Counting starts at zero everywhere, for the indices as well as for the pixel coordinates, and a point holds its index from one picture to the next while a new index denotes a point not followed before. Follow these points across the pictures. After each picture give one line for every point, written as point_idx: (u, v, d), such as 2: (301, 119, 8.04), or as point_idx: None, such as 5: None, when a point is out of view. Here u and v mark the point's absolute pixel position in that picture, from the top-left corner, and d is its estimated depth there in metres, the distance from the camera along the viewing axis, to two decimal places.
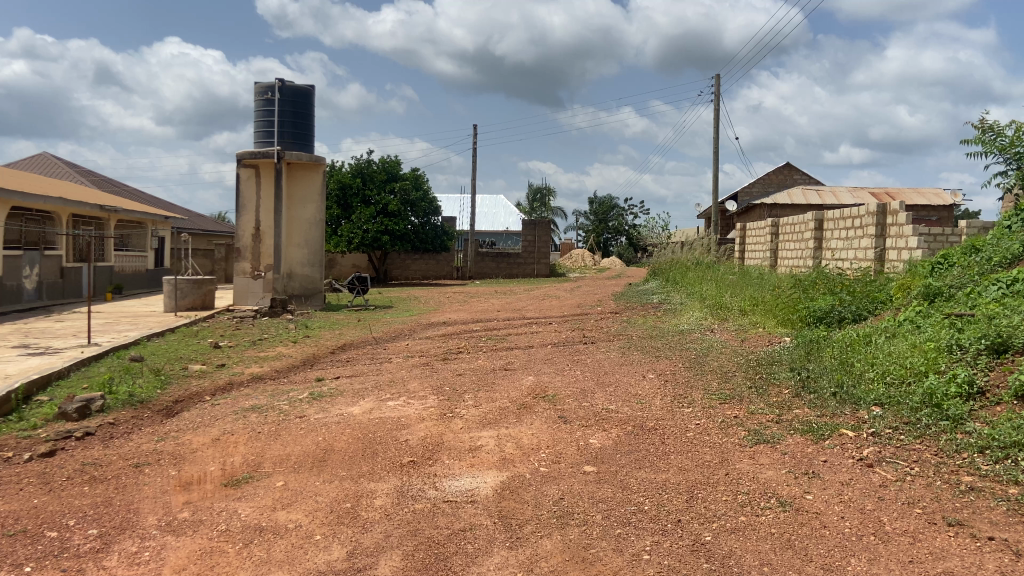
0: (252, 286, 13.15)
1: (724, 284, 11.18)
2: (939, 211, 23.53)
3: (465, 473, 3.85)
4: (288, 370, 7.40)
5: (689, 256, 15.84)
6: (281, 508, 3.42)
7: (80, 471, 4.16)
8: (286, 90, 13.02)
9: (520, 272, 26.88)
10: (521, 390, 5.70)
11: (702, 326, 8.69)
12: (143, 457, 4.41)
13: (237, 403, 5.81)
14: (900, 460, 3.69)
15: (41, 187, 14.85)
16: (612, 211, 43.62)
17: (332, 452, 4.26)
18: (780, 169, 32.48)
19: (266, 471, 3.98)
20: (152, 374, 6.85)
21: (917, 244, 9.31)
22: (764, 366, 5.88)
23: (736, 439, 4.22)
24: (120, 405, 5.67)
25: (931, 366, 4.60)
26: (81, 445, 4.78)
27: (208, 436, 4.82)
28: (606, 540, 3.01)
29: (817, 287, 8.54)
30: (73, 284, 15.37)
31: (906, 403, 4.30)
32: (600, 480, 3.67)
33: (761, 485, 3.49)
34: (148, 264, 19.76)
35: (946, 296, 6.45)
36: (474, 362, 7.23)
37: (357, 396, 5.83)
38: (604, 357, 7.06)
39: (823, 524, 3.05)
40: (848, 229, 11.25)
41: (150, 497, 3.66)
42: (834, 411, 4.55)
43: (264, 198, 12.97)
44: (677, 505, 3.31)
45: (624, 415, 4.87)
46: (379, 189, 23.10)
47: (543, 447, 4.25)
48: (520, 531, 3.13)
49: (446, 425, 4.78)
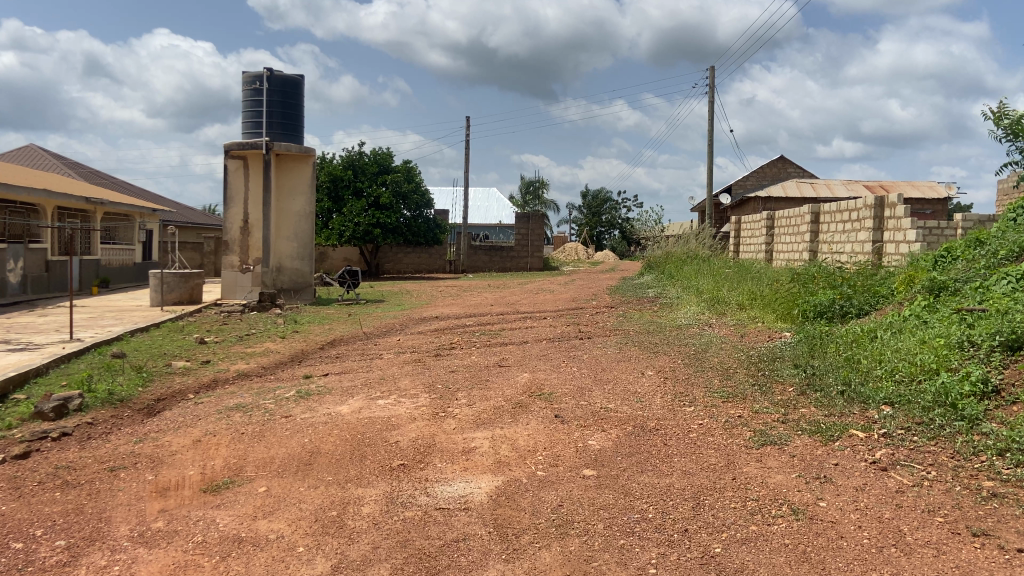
0: (240, 279, 12.81)
1: (719, 278, 11.02)
2: (933, 205, 23.49)
3: (458, 478, 3.65)
4: (275, 367, 7.17)
5: (684, 250, 15.69)
6: (263, 517, 3.21)
7: (52, 475, 3.93)
8: (274, 79, 12.74)
9: (513, 266, 26.62)
10: (516, 388, 5.49)
11: (700, 321, 8.52)
12: (119, 460, 4.19)
13: (220, 402, 5.60)
14: (915, 464, 3.53)
15: (25, 178, 14.47)
16: (605, 205, 43.55)
17: (319, 455, 4.06)
18: (775, 163, 32.40)
19: (248, 476, 3.77)
20: (133, 371, 6.62)
21: (916, 237, 9.17)
22: (766, 362, 5.70)
23: (741, 441, 4.03)
24: (99, 404, 5.44)
25: (942, 364, 4.44)
26: (57, 446, 4.56)
27: (188, 438, 4.59)
28: (608, 553, 2.82)
29: (816, 280, 8.36)
30: (58, 277, 15.03)
31: (918, 402, 4.13)
32: (600, 485, 3.48)
33: (771, 491, 3.31)
34: (135, 257, 19.40)
35: (952, 291, 6.34)
36: (467, 358, 7.02)
37: (345, 394, 5.61)
38: (600, 353, 6.87)
39: (840, 535, 2.87)
40: (844, 223, 11.11)
41: (122, 505, 3.44)
42: (842, 410, 4.37)
43: (252, 189, 12.60)
44: (683, 514, 3.12)
45: (625, 414, 4.68)
46: (371, 181, 22.85)
47: (541, 449, 4.06)
48: (517, 542, 2.94)
49: (438, 425, 4.58)
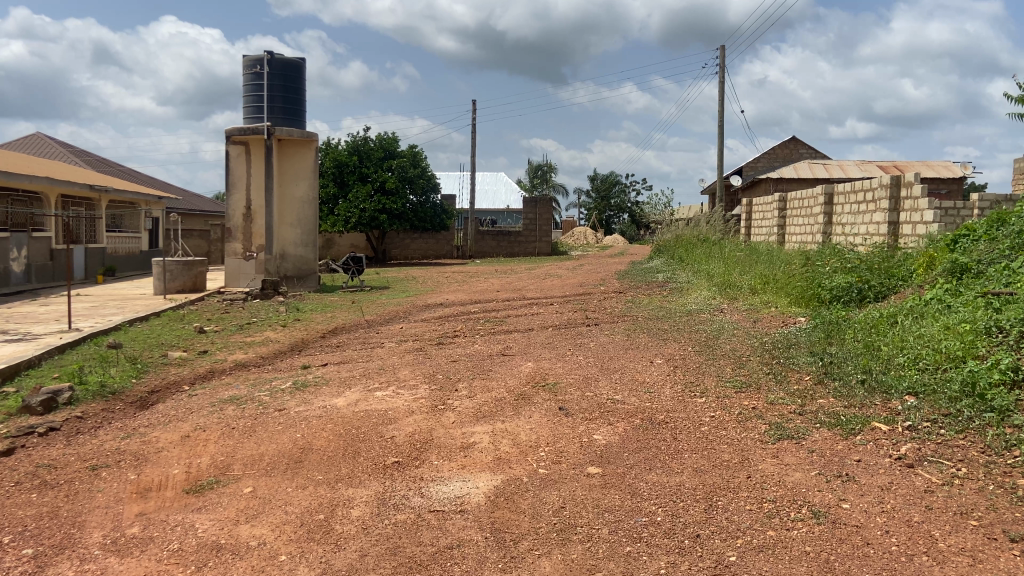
0: (243, 267, 12.62)
1: (732, 261, 10.74)
2: (949, 185, 22.97)
3: (455, 477, 3.44)
4: (273, 357, 6.99)
5: (695, 232, 15.39)
6: (244, 522, 3.01)
7: (31, 475, 3.75)
8: (274, 63, 12.45)
9: (521, 251, 26.30)
10: (519, 378, 5.27)
11: (711, 305, 8.28)
12: (102, 458, 4.00)
13: (214, 395, 5.40)
14: (944, 460, 3.29)
15: (27, 166, 14.26)
16: (614, 188, 43.23)
17: (310, 452, 3.86)
18: (786, 144, 31.90)
19: (235, 475, 3.58)
20: (128, 363, 6.43)
21: (933, 218, 8.84)
22: (781, 349, 5.45)
23: (757, 435, 3.79)
24: (90, 397, 5.25)
25: (970, 352, 4.18)
26: (43, 442, 4.38)
27: (177, 433, 4.40)
28: (614, 562, 2.60)
29: (830, 262, 8.06)
30: (62, 265, 14.86)
31: (943, 393, 3.87)
32: (606, 485, 3.26)
33: (789, 491, 3.07)
34: (141, 245, 19.29)
35: (974, 273, 6.10)
36: (470, 346, 6.81)
37: (343, 386, 5.41)
38: (607, 340, 6.64)
39: (866, 541, 2.64)
40: (859, 203, 10.75)
41: (100, 508, 3.26)
42: (863, 401, 4.12)
43: (254, 174, 12.39)
44: (694, 517, 2.90)
45: (632, 406, 4.45)
46: (377, 166, 22.53)
47: (543, 445, 3.84)
48: (515, 549, 2.73)
49: (437, 418, 4.38)
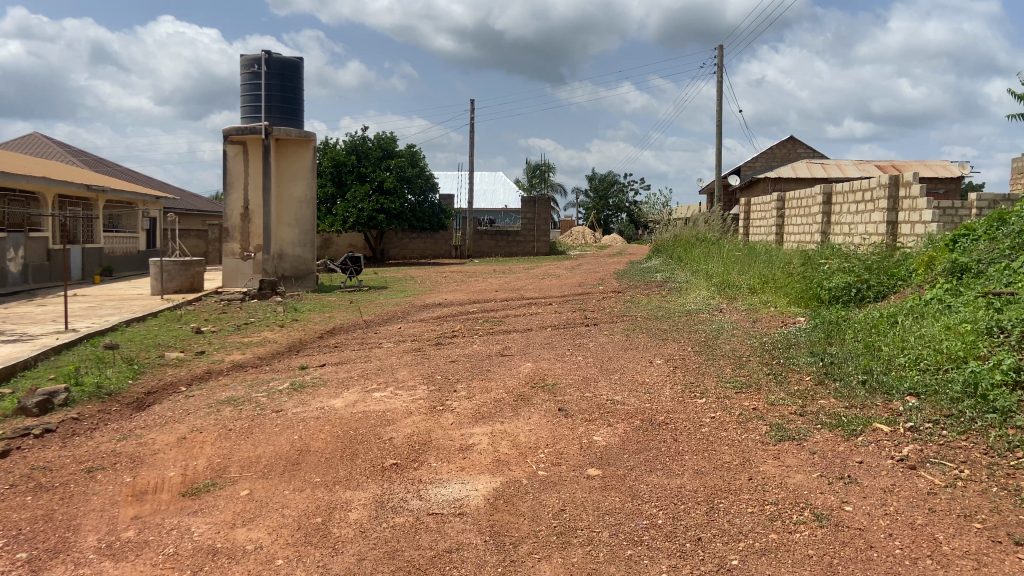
0: (241, 267, 12.57)
1: (730, 261, 10.72)
2: (947, 184, 22.98)
3: (454, 479, 3.41)
4: (271, 357, 6.95)
5: (693, 232, 15.37)
6: (241, 525, 2.98)
7: (26, 478, 3.72)
8: (272, 62, 12.40)
9: (519, 251, 26.26)
10: (518, 379, 5.24)
11: (710, 305, 8.26)
12: (98, 460, 3.96)
13: (212, 396, 5.36)
14: (946, 461, 3.26)
15: (24, 166, 14.18)
16: (612, 188, 43.22)
17: (308, 454, 3.83)
18: (785, 143, 31.90)
19: (231, 477, 3.55)
20: (124, 363, 6.39)
21: (932, 217, 8.82)
22: (781, 350, 5.43)
23: (758, 436, 3.77)
24: (86, 398, 5.21)
25: (971, 353, 4.15)
26: (38, 444, 4.34)
27: (173, 435, 4.36)
28: (615, 565, 2.57)
29: (829, 262, 8.04)
30: (59, 265, 14.79)
31: (945, 394, 3.85)
32: (606, 487, 3.23)
33: (791, 493, 3.05)
34: (138, 245, 19.22)
35: (974, 273, 6.09)
36: (469, 347, 6.78)
37: (341, 386, 5.38)
38: (606, 341, 6.61)
39: (869, 544, 2.62)
40: (858, 203, 10.73)
41: (95, 511, 3.22)
42: (864, 401, 4.10)
43: (252, 174, 12.35)
44: (696, 519, 2.87)
45: (632, 407, 4.42)
46: (375, 166, 22.47)
47: (542, 446, 3.81)
48: (515, 553, 2.70)
49: (435, 419, 4.35)
